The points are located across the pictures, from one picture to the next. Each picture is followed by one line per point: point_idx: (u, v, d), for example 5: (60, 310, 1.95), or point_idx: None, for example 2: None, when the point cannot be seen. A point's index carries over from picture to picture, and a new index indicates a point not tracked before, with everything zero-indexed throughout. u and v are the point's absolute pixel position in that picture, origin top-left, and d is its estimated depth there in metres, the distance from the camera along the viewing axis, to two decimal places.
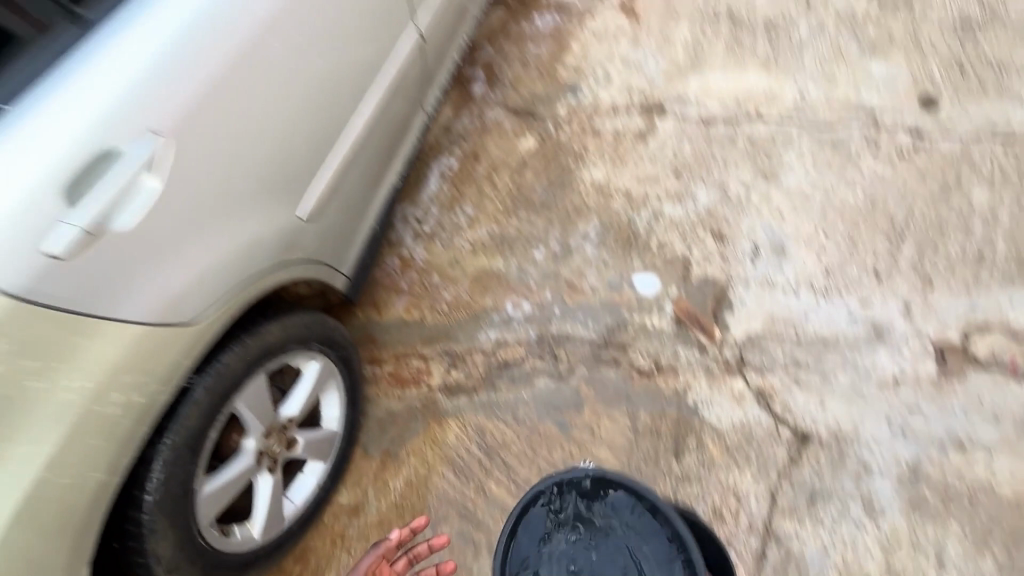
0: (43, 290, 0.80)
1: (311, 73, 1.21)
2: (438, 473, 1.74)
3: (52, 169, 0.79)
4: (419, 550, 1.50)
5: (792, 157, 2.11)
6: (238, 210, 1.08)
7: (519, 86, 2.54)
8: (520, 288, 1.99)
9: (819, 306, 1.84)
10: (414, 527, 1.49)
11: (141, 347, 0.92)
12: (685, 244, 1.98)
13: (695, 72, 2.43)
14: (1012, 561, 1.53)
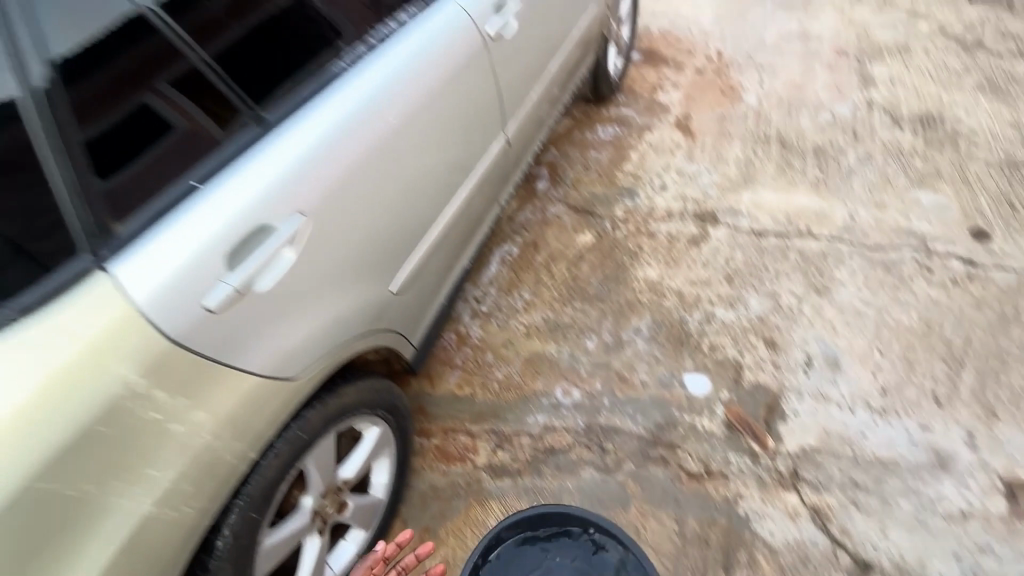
0: (191, 333, 0.89)
1: (418, 171, 1.41)
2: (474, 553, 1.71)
3: (224, 235, 0.93)
4: (407, 562, 1.45)
5: (844, 274, 2.17)
6: (347, 281, 1.21)
7: (580, 186, 2.76)
8: (571, 375, 2.04)
9: (877, 426, 1.81)
10: (398, 540, 1.44)
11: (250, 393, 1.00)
12: (737, 349, 2.02)
13: (747, 188, 2.59)
14: None
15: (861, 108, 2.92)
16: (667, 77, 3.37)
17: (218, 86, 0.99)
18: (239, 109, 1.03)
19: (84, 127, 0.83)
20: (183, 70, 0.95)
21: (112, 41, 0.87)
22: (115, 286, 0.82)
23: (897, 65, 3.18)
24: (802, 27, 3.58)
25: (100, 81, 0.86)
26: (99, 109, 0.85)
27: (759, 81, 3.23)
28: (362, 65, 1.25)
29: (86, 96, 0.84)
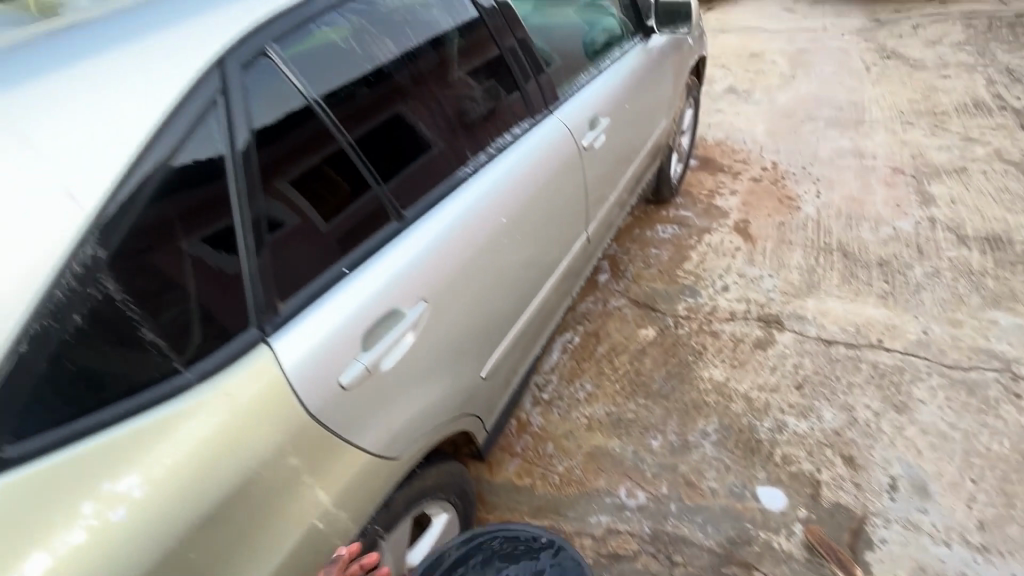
0: (326, 406, 0.94)
1: (514, 266, 1.51)
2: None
3: (364, 317, 1.02)
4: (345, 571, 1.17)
5: (924, 392, 2.10)
6: (449, 365, 1.27)
7: (641, 281, 2.83)
8: (635, 475, 1.98)
9: (978, 567, 1.65)
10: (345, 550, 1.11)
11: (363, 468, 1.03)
12: (813, 463, 1.93)
13: (812, 295, 2.61)
14: None
15: (923, 225, 2.97)
16: (724, 183, 3.53)
17: (363, 172, 1.11)
18: (371, 185, 1.12)
19: (263, 190, 0.94)
20: (333, 152, 1.05)
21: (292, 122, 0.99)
22: (273, 358, 0.90)
23: (956, 185, 3.25)
24: (855, 146, 3.75)
25: (277, 154, 0.96)
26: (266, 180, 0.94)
27: (816, 192, 3.35)
28: (481, 172, 1.40)
29: (265, 169, 0.94)
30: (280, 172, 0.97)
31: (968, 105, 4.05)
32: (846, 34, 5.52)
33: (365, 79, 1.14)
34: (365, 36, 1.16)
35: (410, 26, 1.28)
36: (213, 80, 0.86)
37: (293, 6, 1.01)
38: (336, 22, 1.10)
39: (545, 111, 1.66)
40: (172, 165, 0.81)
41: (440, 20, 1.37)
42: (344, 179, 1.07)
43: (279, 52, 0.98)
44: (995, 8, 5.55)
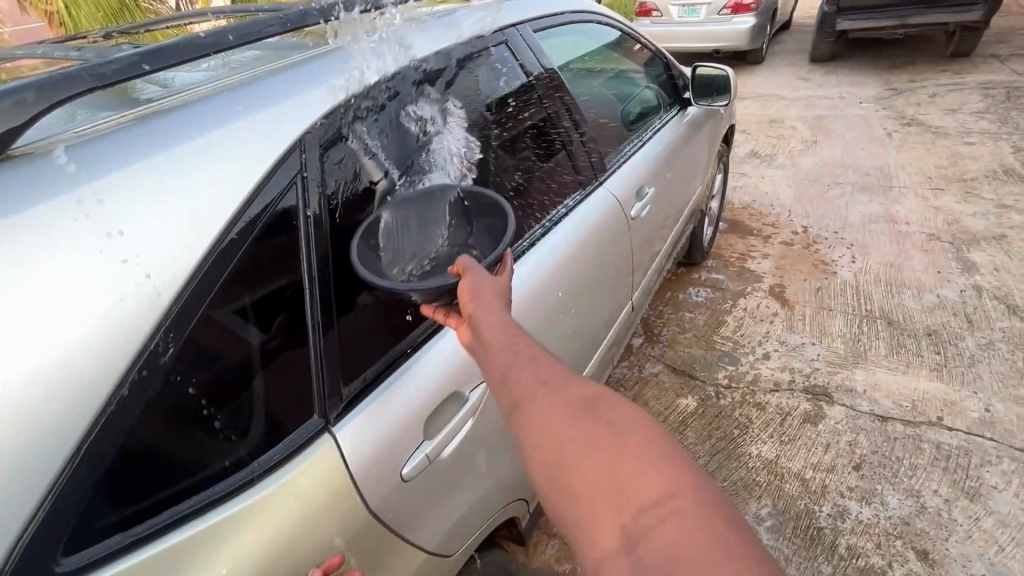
0: (388, 499, 0.88)
1: (564, 339, 1.46)
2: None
3: (427, 401, 0.96)
4: None
5: (997, 478, 1.94)
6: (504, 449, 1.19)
7: (677, 346, 2.75)
8: None
9: None
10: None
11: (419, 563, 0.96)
12: (883, 556, 1.76)
13: (859, 366, 2.50)
14: None
15: (968, 293, 2.87)
16: (755, 247, 3.50)
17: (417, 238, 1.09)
18: None
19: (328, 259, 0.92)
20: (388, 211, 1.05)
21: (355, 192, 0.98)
22: (337, 450, 0.84)
23: (997, 253, 3.17)
24: (886, 211, 3.72)
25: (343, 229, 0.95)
26: (334, 249, 0.93)
27: (851, 257, 3.30)
28: (535, 247, 1.38)
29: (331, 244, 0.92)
30: (342, 234, 0.96)
31: (997, 172, 4.04)
32: (864, 102, 5.65)
33: (424, 154, 1.18)
34: (430, 114, 1.20)
35: (469, 102, 1.33)
36: (298, 161, 0.87)
37: (371, 87, 1.04)
38: (405, 100, 1.14)
39: (594, 182, 1.66)
40: (278, 208, 0.83)
41: (496, 96, 1.42)
42: None
43: (354, 131, 0.99)
44: (1011, 79, 5.66)
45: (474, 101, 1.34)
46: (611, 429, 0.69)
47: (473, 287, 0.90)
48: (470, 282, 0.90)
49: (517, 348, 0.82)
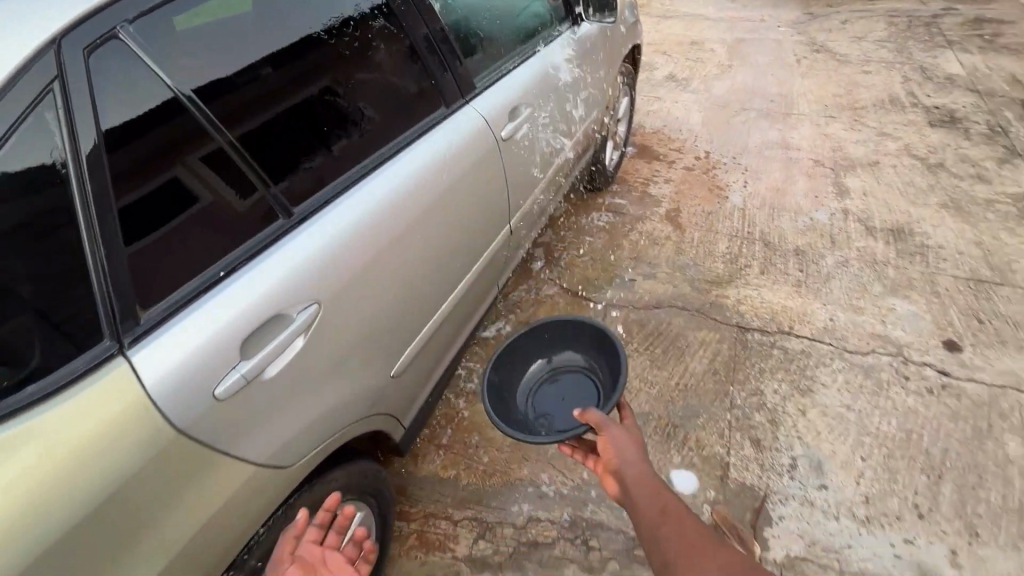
0: (151, 460, 0.85)
1: (431, 260, 1.44)
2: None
3: (243, 326, 0.95)
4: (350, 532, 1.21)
5: (826, 378, 2.23)
6: (351, 369, 1.21)
7: (573, 268, 2.86)
8: (558, 463, 2.02)
9: (862, 537, 1.74)
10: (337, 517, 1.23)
11: (214, 512, 0.96)
12: (723, 445, 2.02)
13: (734, 284, 2.71)
14: None
15: (837, 216, 3.13)
16: (658, 172, 3.59)
17: (236, 163, 1.02)
18: (247, 173, 1.04)
19: (116, 180, 0.86)
20: (207, 153, 0.98)
21: (152, 113, 0.91)
22: (133, 373, 0.84)
23: (868, 178, 3.43)
24: (782, 137, 3.90)
25: (138, 152, 0.89)
26: (125, 173, 0.87)
27: (743, 183, 3.46)
28: (386, 165, 1.33)
29: (123, 166, 0.87)
30: (143, 176, 0.90)
31: (884, 102, 4.27)
32: (782, 26, 5.68)
33: (215, 87, 1.00)
34: (209, 37, 1.00)
35: (280, 23, 1.12)
36: (26, 96, 0.77)
37: None
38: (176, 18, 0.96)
39: (460, 100, 1.60)
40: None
41: (320, 20, 1.21)
42: (215, 169, 0.99)
43: (132, 32, 0.90)
44: (915, 8, 5.84)
45: (284, 19, 1.13)
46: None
47: (615, 449, 1.16)
48: (610, 439, 1.17)
49: (663, 505, 1.05)
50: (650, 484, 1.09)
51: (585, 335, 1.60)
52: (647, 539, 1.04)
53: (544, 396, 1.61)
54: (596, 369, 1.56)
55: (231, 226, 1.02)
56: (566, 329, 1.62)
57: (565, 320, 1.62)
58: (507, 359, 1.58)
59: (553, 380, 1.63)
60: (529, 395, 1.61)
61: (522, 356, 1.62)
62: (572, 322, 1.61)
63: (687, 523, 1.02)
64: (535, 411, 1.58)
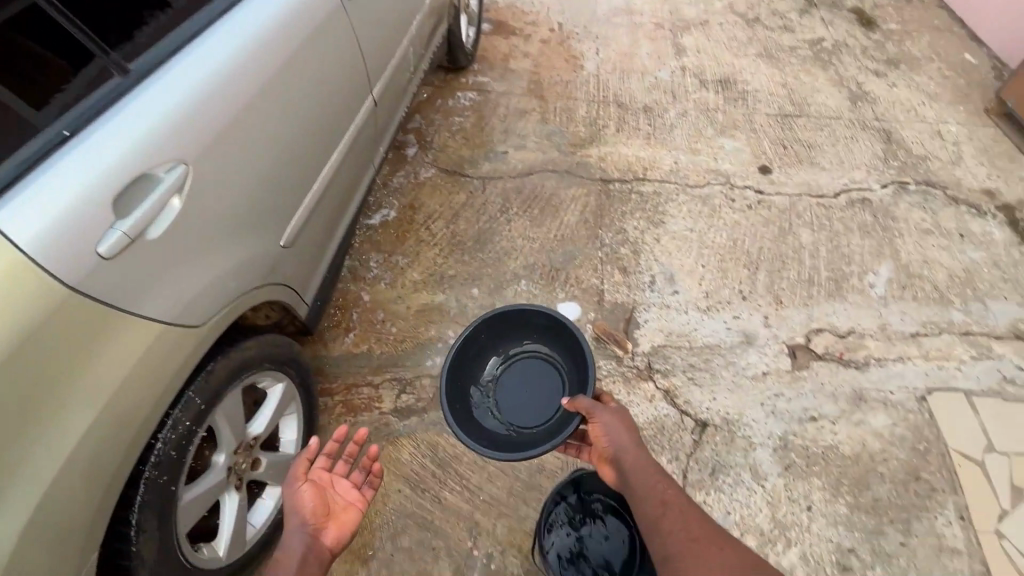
0: (17, 354, 0.85)
1: (296, 125, 1.43)
2: (408, 515, 1.78)
3: (104, 185, 0.94)
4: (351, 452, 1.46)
5: (674, 210, 2.63)
6: (235, 234, 1.24)
7: (447, 149, 2.91)
8: (460, 319, 2.24)
9: (704, 321, 2.21)
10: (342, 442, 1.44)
11: (105, 407, 0.98)
12: (598, 277, 2.36)
13: (595, 144, 2.96)
14: (876, 504, 1.77)
15: (677, 74, 3.45)
16: (517, 47, 3.61)
17: (53, 20, 0.97)
18: (71, 34, 0.99)
19: None
20: (24, 10, 0.94)
21: None
22: None
23: (701, 36, 3.76)
24: (627, 3, 4.06)
25: None
26: None
27: (595, 51, 3.62)
28: (223, 19, 1.24)
29: None
30: None
31: None
32: None
33: None
34: None
35: None
36: None
37: None
38: None
39: None
40: None
41: None
42: (32, 32, 0.96)
43: None
44: None
45: None
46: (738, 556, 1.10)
47: (606, 431, 1.33)
48: (601, 423, 1.35)
49: (664, 497, 1.21)
50: (649, 472, 1.25)
51: (549, 328, 1.66)
52: (642, 514, 1.20)
53: (505, 385, 1.73)
54: (566, 378, 1.66)
55: (75, 90, 1.00)
56: (551, 326, 1.64)
57: (514, 310, 1.67)
58: (462, 359, 1.66)
59: (510, 366, 1.74)
60: (489, 385, 1.73)
61: (477, 350, 1.70)
62: (522, 313, 1.68)
63: (674, 501, 1.21)
64: (500, 398, 1.72)
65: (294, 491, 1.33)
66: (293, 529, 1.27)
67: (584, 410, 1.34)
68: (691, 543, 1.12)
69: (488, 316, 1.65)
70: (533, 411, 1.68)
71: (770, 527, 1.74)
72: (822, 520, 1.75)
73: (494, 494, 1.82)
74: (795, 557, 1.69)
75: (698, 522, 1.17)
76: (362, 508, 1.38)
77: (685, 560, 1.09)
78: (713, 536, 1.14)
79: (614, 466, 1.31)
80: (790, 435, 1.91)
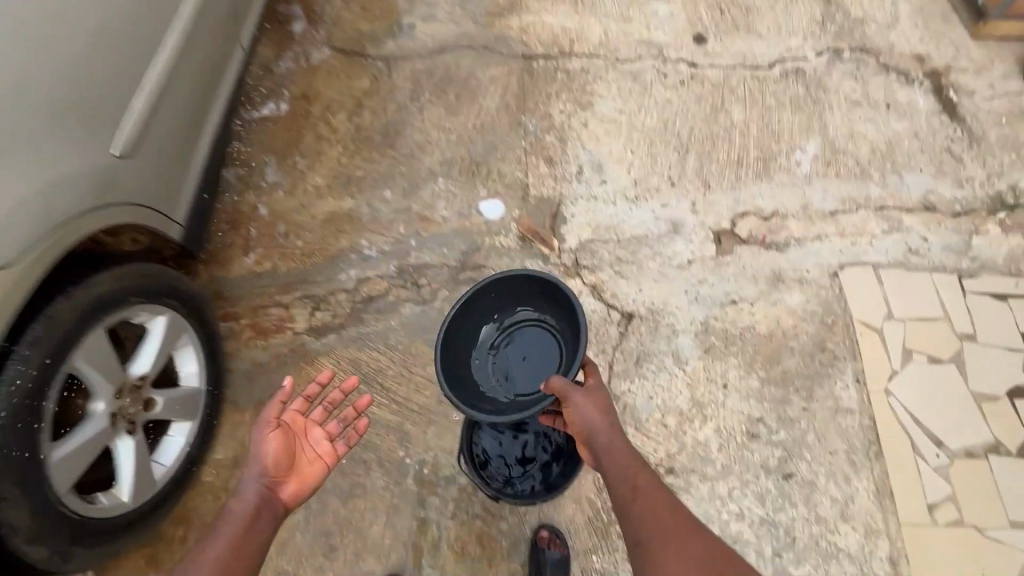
0: None
1: (74, 20, 1.20)
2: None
3: None
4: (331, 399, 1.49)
5: (603, 90, 2.40)
6: (20, 163, 1.14)
7: (341, 22, 2.44)
8: (374, 226, 2.04)
9: (632, 212, 2.12)
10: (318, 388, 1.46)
11: None
12: (522, 171, 2.18)
13: (516, 11, 2.57)
14: (785, 376, 1.88)
15: None
16: None
17: None
18: None
19: None
20: None
21: None
22: None
23: None
24: None
25: None
26: None
27: None
28: None
29: None
30: None
31: None
32: None
33: None
34: None
35: None
36: None
37: None
38: None
39: None
40: None
41: None
42: None
43: None
44: None
45: None
46: (702, 539, 1.16)
47: (580, 413, 1.29)
48: (574, 405, 1.30)
49: (634, 479, 1.23)
50: (621, 455, 1.27)
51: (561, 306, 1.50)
52: (614, 494, 1.24)
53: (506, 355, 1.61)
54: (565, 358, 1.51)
55: None
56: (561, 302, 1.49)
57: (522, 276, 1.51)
58: (464, 321, 1.55)
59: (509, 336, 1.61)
60: (489, 355, 1.61)
61: (478, 313, 1.58)
62: (525, 279, 1.53)
63: (648, 489, 1.23)
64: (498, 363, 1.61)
65: (262, 437, 1.32)
66: (251, 477, 1.29)
67: (558, 392, 1.28)
68: (660, 525, 1.17)
69: (496, 278, 1.52)
70: (530, 382, 1.56)
71: (689, 406, 1.83)
72: (735, 396, 1.85)
73: (422, 404, 1.79)
74: (710, 431, 1.80)
75: (666, 502, 1.22)
76: (329, 462, 1.42)
77: (652, 545, 1.14)
78: (682, 527, 1.17)
79: (587, 445, 1.32)
80: (711, 320, 1.95)
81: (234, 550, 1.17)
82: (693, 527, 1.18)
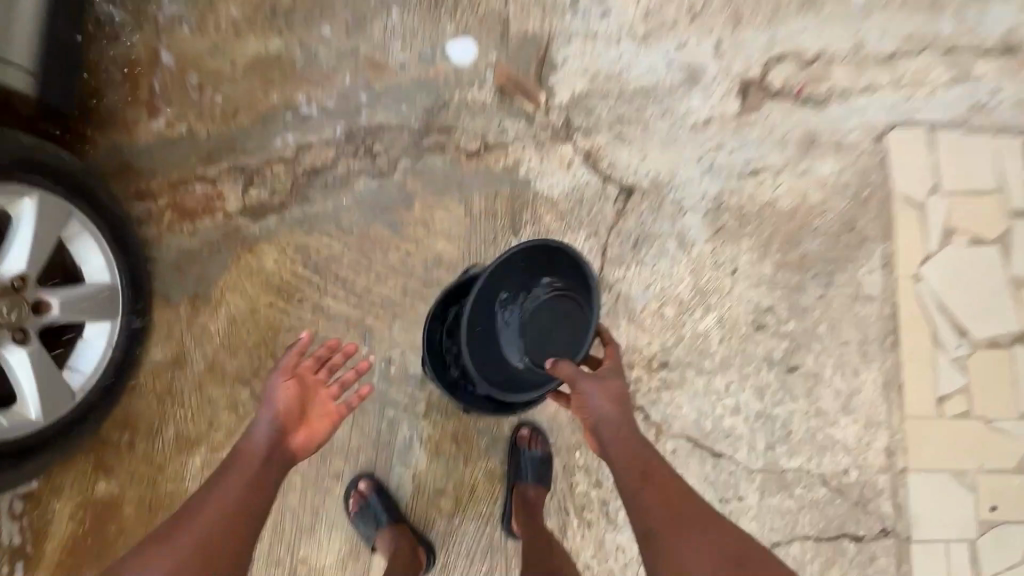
0: None
1: None
2: (287, 330, 1.52)
3: None
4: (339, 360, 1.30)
5: None
6: None
7: None
8: (311, 75, 1.58)
9: (640, 55, 1.65)
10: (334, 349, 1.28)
11: None
12: None
13: None
14: (803, 262, 1.63)
15: None
16: None
17: None
18: None
19: None
20: None
21: None
22: None
23: None
24: None
25: None
26: None
27: None
28: None
29: None
30: None
31: None
32: None
33: None
34: None
35: None
36: None
37: None
38: None
39: None
40: None
41: None
42: None
43: None
44: None
45: None
46: (719, 534, 1.03)
47: (587, 398, 1.14)
48: (582, 389, 1.14)
49: (642, 468, 1.10)
50: (630, 442, 1.13)
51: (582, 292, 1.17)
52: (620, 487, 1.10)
53: None
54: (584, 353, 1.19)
55: None
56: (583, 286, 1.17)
57: (568, 254, 1.20)
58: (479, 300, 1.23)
59: None
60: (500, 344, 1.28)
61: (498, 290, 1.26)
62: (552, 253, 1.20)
63: (657, 477, 1.10)
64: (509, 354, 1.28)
65: (274, 385, 1.21)
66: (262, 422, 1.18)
67: (564, 376, 1.12)
68: (670, 519, 1.04)
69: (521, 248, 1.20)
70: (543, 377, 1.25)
71: (691, 295, 1.61)
72: (744, 284, 1.62)
73: (385, 297, 1.55)
74: (712, 322, 1.61)
75: (679, 495, 1.08)
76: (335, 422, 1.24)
77: (659, 537, 1.02)
78: (694, 520, 1.04)
79: (594, 435, 1.16)
80: (726, 194, 1.64)
81: (236, 508, 1.07)
82: (707, 522, 1.05)
